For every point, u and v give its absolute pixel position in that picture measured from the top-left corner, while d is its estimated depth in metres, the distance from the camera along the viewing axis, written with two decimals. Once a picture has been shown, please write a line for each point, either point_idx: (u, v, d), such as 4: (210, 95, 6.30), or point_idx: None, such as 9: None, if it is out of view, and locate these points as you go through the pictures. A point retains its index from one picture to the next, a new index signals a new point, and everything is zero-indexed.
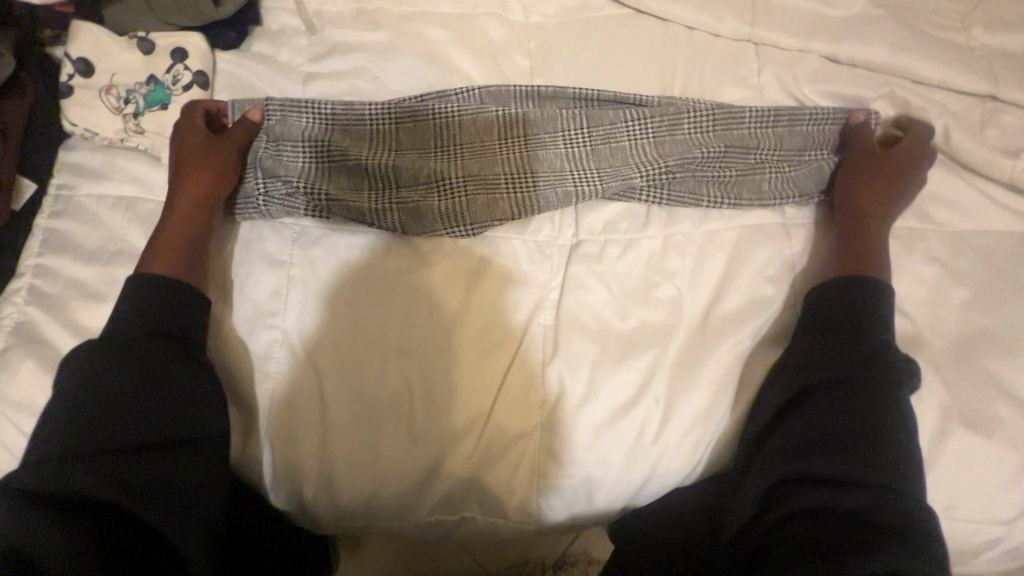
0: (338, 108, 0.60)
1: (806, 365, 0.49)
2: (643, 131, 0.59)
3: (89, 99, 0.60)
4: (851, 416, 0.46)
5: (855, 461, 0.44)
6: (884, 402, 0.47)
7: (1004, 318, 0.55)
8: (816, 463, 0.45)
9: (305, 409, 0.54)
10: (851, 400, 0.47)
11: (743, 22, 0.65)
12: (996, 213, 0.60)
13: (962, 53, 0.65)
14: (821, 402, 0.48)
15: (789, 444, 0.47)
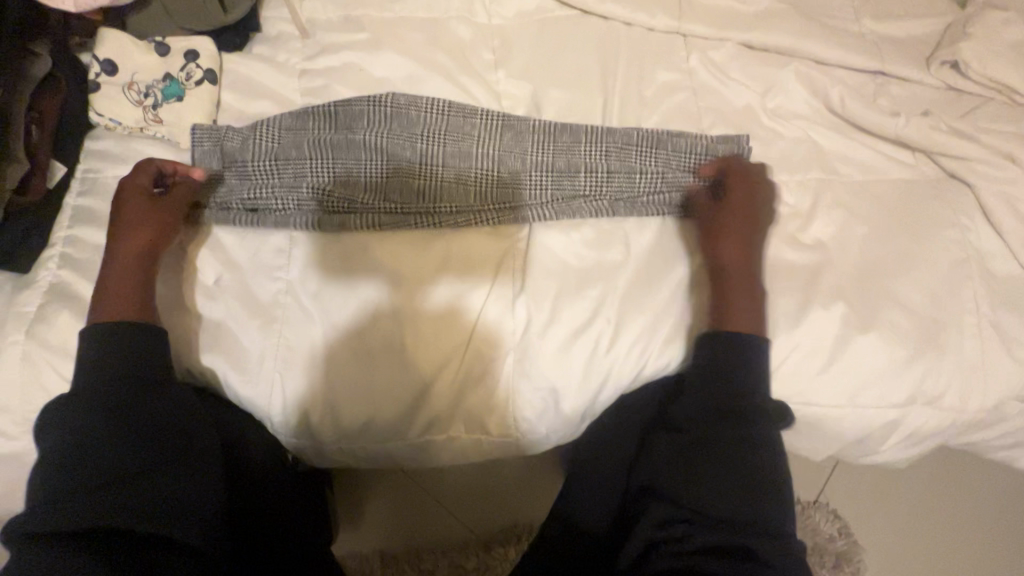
0: (299, 145, 0.67)
1: (688, 400, 0.59)
2: (555, 145, 0.68)
3: (114, 94, 0.69)
4: (722, 461, 0.55)
5: (735, 501, 0.53)
6: (745, 438, 0.56)
7: (899, 245, 0.65)
8: (702, 500, 0.54)
9: (301, 355, 0.62)
10: (717, 448, 0.56)
11: (671, 18, 0.78)
12: (890, 163, 0.71)
13: (854, 37, 0.78)
14: (698, 438, 0.57)
15: (674, 478, 0.56)
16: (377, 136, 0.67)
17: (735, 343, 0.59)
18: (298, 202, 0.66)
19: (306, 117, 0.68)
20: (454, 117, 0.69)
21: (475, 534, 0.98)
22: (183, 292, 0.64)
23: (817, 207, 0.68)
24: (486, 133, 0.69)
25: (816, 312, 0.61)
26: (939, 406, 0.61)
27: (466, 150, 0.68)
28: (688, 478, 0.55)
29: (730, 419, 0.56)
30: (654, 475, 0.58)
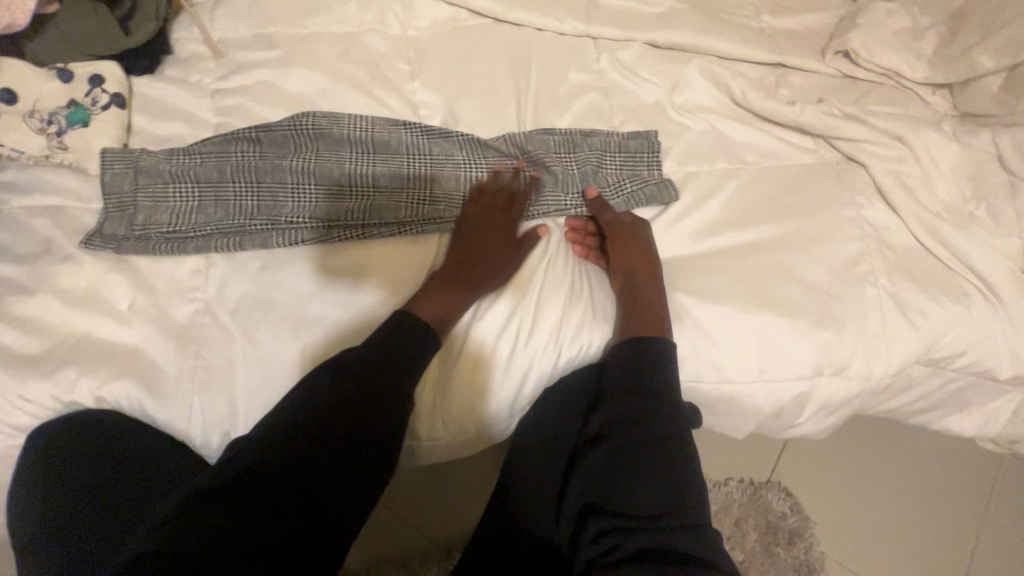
0: (220, 167, 0.67)
1: (618, 404, 0.57)
2: (477, 152, 0.71)
3: (14, 122, 0.68)
4: (646, 460, 0.54)
5: (666, 499, 0.52)
6: (664, 440, 0.55)
7: (801, 225, 0.69)
8: (631, 503, 0.52)
9: (214, 375, 0.61)
10: (638, 446, 0.55)
11: (580, 22, 0.81)
12: (791, 149, 0.75)
13: (754, 32, 0.82)
14: (632, 439, 0.55)
15: (613, 487, 0.54)
16: (301, 157, 0.68)
17: (634, 346, 0.60)
18: (223, 225, 0.66)
19: (229, 142, 0.69)
20: (377, 132, 0.70)
21: (433, 540, 0.93)
22: (95, 319, 0.62)
23: (723, 194, 0.71)
24: (408, 146, 0.70)
25: (725, 295, 0.64)
26: (847, 376, 0.64)
27: (391, 164, 0.69)
28: (626, 481, 0.53)
29: (656, 425, 0.55)
30: (584, 486, 0.56)
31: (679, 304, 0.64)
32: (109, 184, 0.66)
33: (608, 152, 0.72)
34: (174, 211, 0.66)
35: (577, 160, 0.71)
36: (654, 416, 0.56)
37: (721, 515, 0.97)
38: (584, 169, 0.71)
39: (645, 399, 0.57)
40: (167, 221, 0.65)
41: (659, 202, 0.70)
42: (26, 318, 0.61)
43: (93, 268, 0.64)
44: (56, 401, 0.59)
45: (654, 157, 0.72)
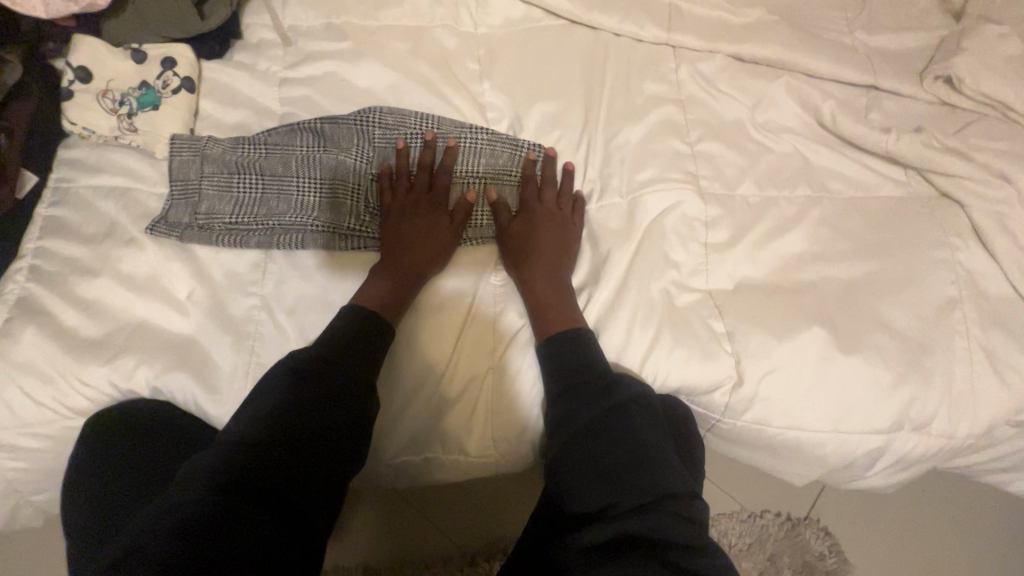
0: (284, 161, 0.65)
1: (586, 401, 0.56)
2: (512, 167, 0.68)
3: (87, 102, 0.68)
4: (580, 459, 0.54)
5: (616, 488, 0.52)
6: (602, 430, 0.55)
7: (889, 266, 0.64)
8: (588, 502, 0.53)
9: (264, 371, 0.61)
10: (603, 434, 0.55)
11: (660, 28, 0.77)
12: (880, 180, 0.70)
13: (848, 49, 0.76)
14: (603, 434, 0.55)
15: (589, 481, 0.53)
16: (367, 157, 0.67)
17: (589, 357, 0.59)
18: (285, 220, 0.64)
19: (294, 133, 0.66)
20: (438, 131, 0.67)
21: (461, 549, 0.92)
22: (156, 307, 0.62)
23: (802, 226, 0.67)
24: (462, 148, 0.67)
25: (802, 333, 0.60)
26: (927, 433, 0.60)
27: (461, 175, 0.68)
28: (603, 474, 0.53)
29: (599, 424, 0.56)
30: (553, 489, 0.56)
31: (755, 341, 0.60)
32: (184, 171, 0.65)
33: (680, 155, 0.70)
34: (237, 203, 0.65)
35: (649, 168, 0.69)
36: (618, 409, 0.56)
37: (756, 549, 0.93)
38: (655, 172, 0.69)
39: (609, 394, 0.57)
40: (231, 213, 0.64)
41: (732, 206, 0.68)
42: (89, 301, 0.61)
43: (155, 254, 0.64)
44: (114, 386, 0.60)
45: (726, 170, 0.70)
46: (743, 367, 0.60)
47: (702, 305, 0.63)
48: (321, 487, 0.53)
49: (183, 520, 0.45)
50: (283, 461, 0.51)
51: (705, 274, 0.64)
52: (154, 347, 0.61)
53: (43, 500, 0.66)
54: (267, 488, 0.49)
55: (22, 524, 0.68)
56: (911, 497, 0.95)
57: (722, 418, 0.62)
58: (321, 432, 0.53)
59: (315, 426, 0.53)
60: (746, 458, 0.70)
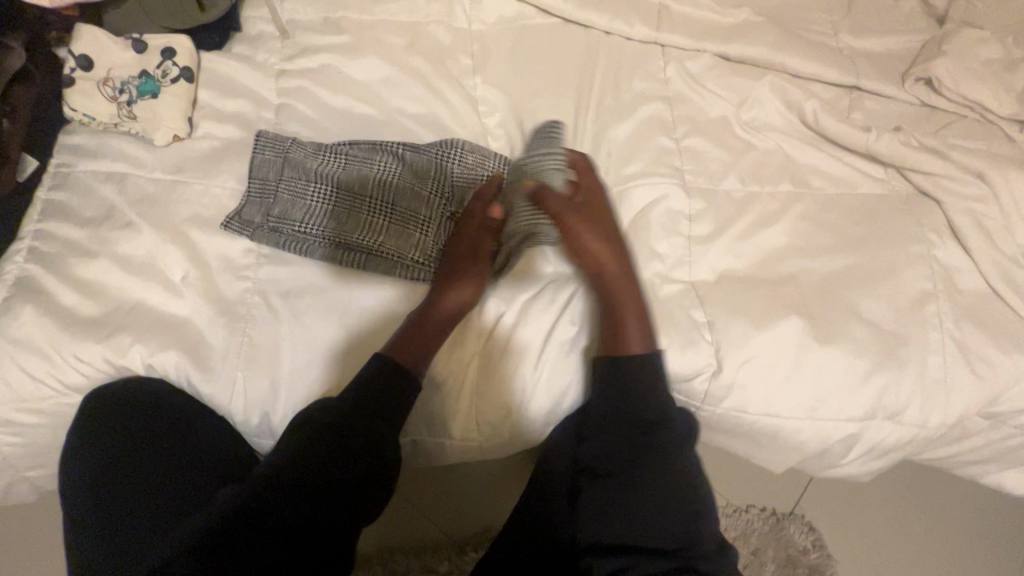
0: (316, 169, 0.66)
1: (631, 408, 0.59)
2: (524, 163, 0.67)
3: (89, 89, 0.69)
4: (630, 497, 0.56)
5: (671, 529, 0.54)
6: (654, 469, 0.56)
7: (866, 260, 0.66)
8: (646, 540, 0.54)
9: (256, 353, 0.63)
10: (643, 443, 0.58)
11: (649, 27, 0.79)
12: (862, 177, 0.72)
13: (832, 51, 0.78)
14: (645, 442, 0.58)
15: (631, 486, 0.56)
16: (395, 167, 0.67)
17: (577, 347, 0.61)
18: (313, 228, 0.65)
19: (329, 149, 0.67)
20: (465, 147, 0.69)
21: (448, 536, 0.93)
22: (151, 288, 0.64)
23: (784, 220, 0.69)
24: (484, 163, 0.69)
25: (781, 323, 0.61)
26: (900, 422, 0.62)
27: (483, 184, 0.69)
28: (647, 481, 0.56)
29: (638, 431, 0.59)
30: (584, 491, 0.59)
31: (736, 330, 0.62)
32: (195, 165, 0.70)
33: (666, 150, 0.72)
34: (270, 209, 0.66)
35: (635, 162, 0.71)
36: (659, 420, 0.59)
37: (739, 542, 0.94)
38: (642, 166, 0.71)
39: (652, 406, 0.59)
40: (263, 220, 0.66)
41: (716, 200, 0.70)
42: (87, 282, 0.63)
43: (152, 237, 0.65)
44: (109, 364, 0.61)
45: (711, 165, 0.72)
46: (723, 355, 0.61)
47: (684, 295, 0.64)
48: (334, 490, 0.56)
49: (196, 542, 0.49)
50: (294, 470, 0.55)
51: (687, 266, 0.66)
52: (149, 326, 0.62)
53: (37, 475, 0.68)
54: (275, 502, 0.53)
55: (17, 499, 0.70)
56: (895, 492, 0.97)
57: (703, 405, 0.64)
58: (331, 441, 0.57)
59: (330, 433, 0.57)
60: (727, 446, 0.71)
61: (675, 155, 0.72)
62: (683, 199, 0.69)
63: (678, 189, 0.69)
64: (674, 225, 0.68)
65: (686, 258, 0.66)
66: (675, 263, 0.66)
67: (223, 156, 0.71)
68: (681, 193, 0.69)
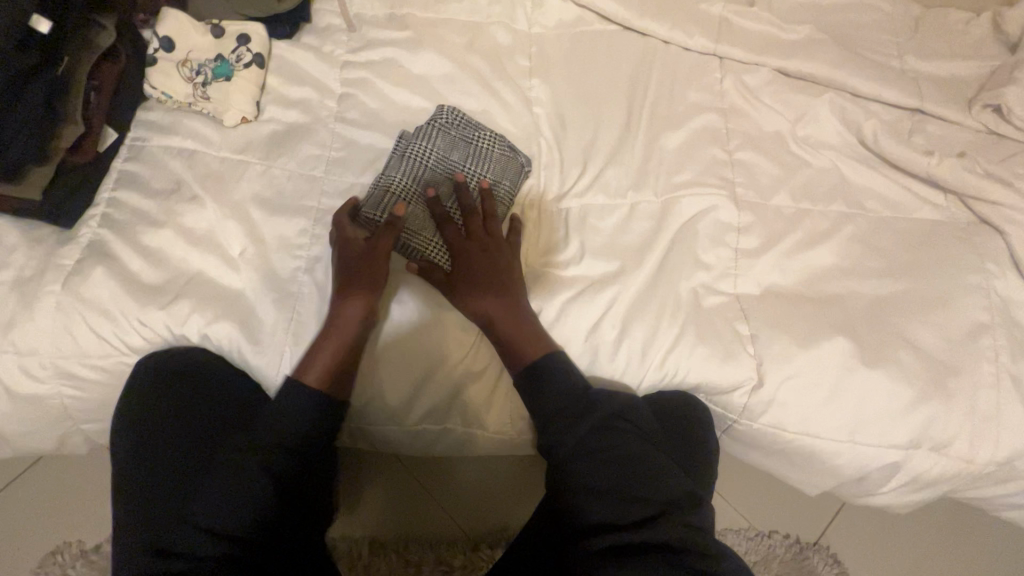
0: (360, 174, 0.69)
1: (621, 398, 0.60)
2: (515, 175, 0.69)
3: (168, 70, 0.74)
4: (606, 475, 0.56)
5: (625, 507, 0.54)
6: (603, 451, 0.57)
7: (920, 286, 0.64)
8: (592, 513, 0.54)
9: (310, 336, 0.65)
10: (630, 429, 0.58)
11: (709, 39, 0.79)
12: (920, 203, 0.71)
13: (896, 72, 0.77)
14: (628, 428, 0.58)
15: (614, 467, 0.56)
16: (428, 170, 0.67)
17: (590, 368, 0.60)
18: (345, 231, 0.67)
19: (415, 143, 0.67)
20: (487, 153, 0.69)
21: (462, 531, 0.94)
22: (210, 261, 0.67)
23: (833, 240, 0.68)
24: (501, 170, 0.68)
25: (827, 343, 0.60)
26: (946, 455, 0.60)
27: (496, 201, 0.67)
28: (633, 466, 0.56)
29: (622, 417, 0.59)
30: (563, 472, 0.57)
31: (780, 346, 0.61)
32: (261, 148, 0.73)
33: (718, 161, 0.72)
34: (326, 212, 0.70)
35: (684, 171, 0.71)
36: (636, 412, 0.60)
37: (760, 567, 0.91)
38: (692, 176, 0.70)
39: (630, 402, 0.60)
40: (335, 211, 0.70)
41: (766, 215, 0.69)
42: (152, 249, 0.67)
43: (215, 211, 0.69)
44: (168, 330, 0.65)
45: (761, 179, 0.71)
46: (765, 370, 0.61)
47: (726, 306, 0.64)
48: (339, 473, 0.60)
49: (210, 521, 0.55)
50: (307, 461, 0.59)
51: (732, 279, 0.66)
52: (209, 296, 0.65)
53: (93, 429, 0.71)
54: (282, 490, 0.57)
55: (71, 450, 0.74)
56: (933, 527, 0.94)
57: (739, 420, 0.64)
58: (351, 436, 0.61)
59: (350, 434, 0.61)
60: (760, 465, 0.71)
61: (726, 166, 0.72)
62: (731, 211, 0.68)
63: (725, 199, 0.69)
64: (719, 235, 0.67)
65: (730, 271, 0.66)
66: (721, 273, 0.66)
67: (285, 139, 0.74)
68: (729, 205, 0.69)
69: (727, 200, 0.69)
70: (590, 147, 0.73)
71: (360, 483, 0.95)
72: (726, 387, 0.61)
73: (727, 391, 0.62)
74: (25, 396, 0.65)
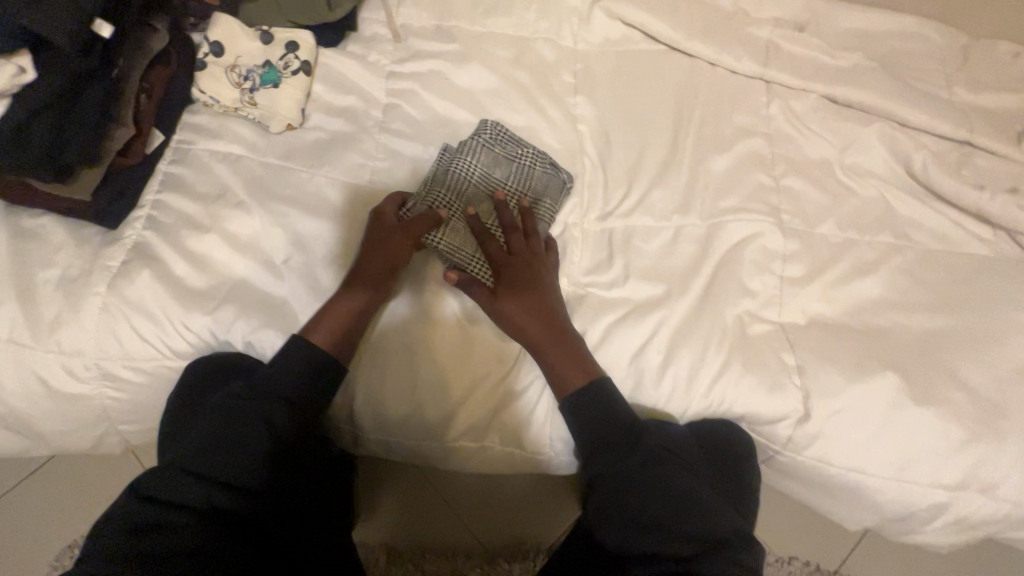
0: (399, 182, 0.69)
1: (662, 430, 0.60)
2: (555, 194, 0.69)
3: (217, 74, 0.74)
4: (648, 505, 0.56)
5: (669, 538, 0.54)
6: (644, 480, 0.57)
7: (970, 323, 0.64)
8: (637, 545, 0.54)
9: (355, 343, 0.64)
10: (671, 459, 0.58)
11: (757, 63, 0.79)
12: (968, 237, 0.70)
13: (945, 103, 0.76)
14: (670, 459, 0.58)
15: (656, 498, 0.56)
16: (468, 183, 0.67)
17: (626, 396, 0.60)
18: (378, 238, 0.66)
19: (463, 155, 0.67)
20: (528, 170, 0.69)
21: (480, 545, 0.93)
22: (254, 268, 0.67)
23: (881, 272, 0.67)
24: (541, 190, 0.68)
25: (876, 378, 0.60)
26: (994, 497, 0.59)
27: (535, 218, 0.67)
28: (676, 496, 0.56)
29: (664, 448, 0.59)
30: (605, 501, 0.58)
31: (827, 379, 0.60)
32: (306, 156, 0.73)
33: (764, 187, 0.71)
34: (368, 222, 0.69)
35: (730, 195, 0.71)
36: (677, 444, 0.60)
37: None
38: (739, 202, 0.70)
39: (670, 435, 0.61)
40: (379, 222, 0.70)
41: (813, 244, 0.68)
42: (196, 255, 0.67)
43: (261, 219, 0.69)
44: (212, 336, 0.65)
45: (808, 207, 0.71)
46: (812, 403, 0.60)
47: (772, 335, 0.63)
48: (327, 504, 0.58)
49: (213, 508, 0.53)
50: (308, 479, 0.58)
51: (778, 308, 0.65)
52: (253, 304, 0.65)
53: (128, 431, 0.71)
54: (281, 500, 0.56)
55: (105, 450, 0.74)
56: (978, 565, 0.90)
57: (783, 451, 0.63)
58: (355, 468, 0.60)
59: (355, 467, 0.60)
60: (797, 495, 0.70)
61: (772, 192, 0.71)
62: (778, 238, 0.68)
63: (772, 226, 0.68)
64: (766, 262, 0.67)
65: (776, 299, 0.65)
66: (767, 301, 0.65)
67: (330, 147, 0.74)
68: (776, 232, 0.68)
69: (774, 227, 0.68)
70: (635, 168, 0.73)
71: (381, 491, 0.94)
72: (771, 418, 0.61)
73: (772, 421, 0.61)
74: (67, 395, 0.65)
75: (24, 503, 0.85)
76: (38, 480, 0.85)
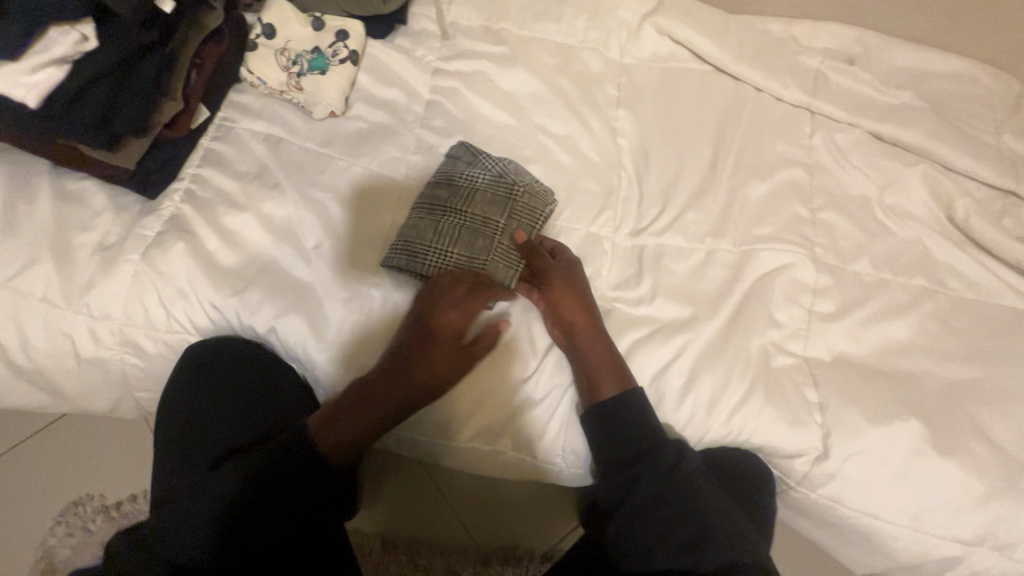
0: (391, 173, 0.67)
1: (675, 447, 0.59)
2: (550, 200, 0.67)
3: (267, 56, 0.75)
4: (661, 529, 0.56)
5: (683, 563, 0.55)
6: (658, 504, 0.57)
7: (1001, 377, 0.62)
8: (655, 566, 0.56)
9: (374, 340, 0.65)
10: (684, 481, 0.58)
11: (803, 93, 0.78)
12: (1006, 289, 0.68)
13: (993, 151, 0.75)
14: (683, 480, 0.58)
15: (668, 522, 0.57)
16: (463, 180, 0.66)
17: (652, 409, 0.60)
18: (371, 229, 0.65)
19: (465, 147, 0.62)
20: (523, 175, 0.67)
21: (475, 543, 0.94)
22: (285, 250, 0.68)
23: (912, 315, 0.66)
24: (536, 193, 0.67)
25: (899, 423, 0.59)
26: (1010, 557, 0.58)
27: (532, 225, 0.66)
28: (688, 521, 0.56)
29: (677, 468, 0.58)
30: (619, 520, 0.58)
31: (848, 419, 0.60)
32: (344, 144, 0.74)
33: (800, 218, 0.71)
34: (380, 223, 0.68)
35: (765, 223, 0.70)
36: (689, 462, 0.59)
37: None
38: (773, 230, 0.69)
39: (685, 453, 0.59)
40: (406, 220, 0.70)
41: (845, 281, 0.68)
42: (230, 231, 0.67)
43: (294, 202, 0.69)
44: (237, 313, 0.66)
45: (844, 243, 0.70)
46: (831, 441, 0.60)
47: (795, 369, 0.63)
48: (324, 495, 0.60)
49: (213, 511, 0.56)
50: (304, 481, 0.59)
51: (805, 341, 0.64)
52: (280, 286, 0.66)
53: (147, 397, 0.73)
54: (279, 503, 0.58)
55: (121, 414, 0.75)
56: None
57: (797, 486, 0.62)
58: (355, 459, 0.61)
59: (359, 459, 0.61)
60: (806, 530, 0.69)
61: (808, 225, 0.71)
62: (810, 271, 0.67)
63: (805, 259, 0.68)
64: (796, 294, 0.66)
65: (803, 332, 0.64)
66: (794, 334, 0.64)
67: (369, 138, 0.74)
68: (808, 265, 0.67)
69: (807, 260, 0.68)
70: (671, 187, 0.72)
71: (382, 480, 0.95)
72: (788, 451, 0.60)
73: (787, 455, 0.61)
74: (93, 358, 0.66)
75: (36, 455, 0.86)
76: (52, 434, 0.87)
